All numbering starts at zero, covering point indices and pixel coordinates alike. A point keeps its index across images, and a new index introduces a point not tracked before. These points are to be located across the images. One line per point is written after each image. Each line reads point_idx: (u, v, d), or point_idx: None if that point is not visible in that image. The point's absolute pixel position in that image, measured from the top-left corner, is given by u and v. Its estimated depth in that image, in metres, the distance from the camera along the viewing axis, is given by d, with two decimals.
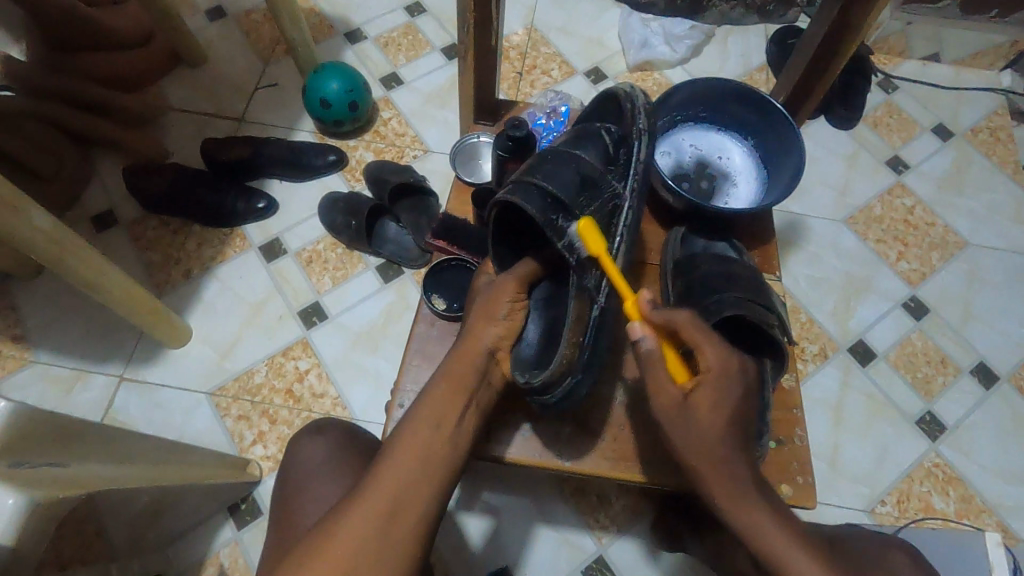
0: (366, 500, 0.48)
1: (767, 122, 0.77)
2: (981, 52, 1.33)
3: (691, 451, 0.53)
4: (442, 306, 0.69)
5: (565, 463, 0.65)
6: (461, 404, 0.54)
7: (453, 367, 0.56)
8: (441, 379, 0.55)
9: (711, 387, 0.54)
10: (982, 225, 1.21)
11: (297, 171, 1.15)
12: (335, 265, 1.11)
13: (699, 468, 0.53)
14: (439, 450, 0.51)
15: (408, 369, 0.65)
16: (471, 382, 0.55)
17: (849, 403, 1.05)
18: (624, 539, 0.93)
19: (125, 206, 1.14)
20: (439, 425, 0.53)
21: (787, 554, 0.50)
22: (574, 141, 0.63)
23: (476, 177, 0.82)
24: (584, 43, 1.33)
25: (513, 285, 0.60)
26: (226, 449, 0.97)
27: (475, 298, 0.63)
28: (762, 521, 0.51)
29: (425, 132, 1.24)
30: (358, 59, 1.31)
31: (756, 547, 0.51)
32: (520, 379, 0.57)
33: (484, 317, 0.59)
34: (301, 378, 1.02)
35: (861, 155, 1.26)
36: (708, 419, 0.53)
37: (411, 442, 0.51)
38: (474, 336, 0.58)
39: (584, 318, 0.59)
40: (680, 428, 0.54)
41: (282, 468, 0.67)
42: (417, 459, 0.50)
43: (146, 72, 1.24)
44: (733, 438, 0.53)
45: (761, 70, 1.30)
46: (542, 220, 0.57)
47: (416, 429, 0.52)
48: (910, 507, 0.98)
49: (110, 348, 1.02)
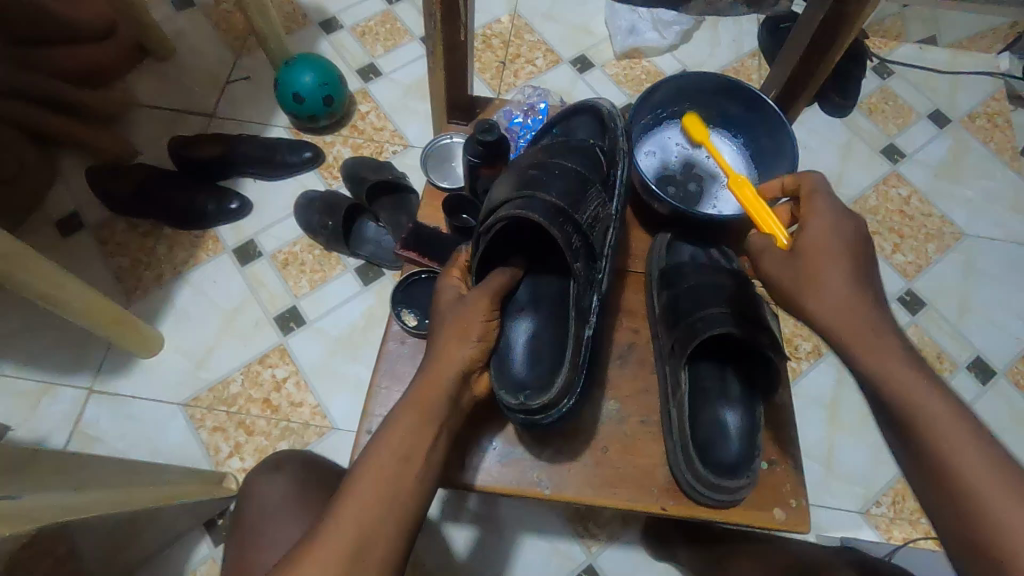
0: (323, 540, 0.42)
1: (757, 118, 0.73)
2: (980, 34, 1.29)
3: (824, 305, 0.51)
4: (413, 323, 0.63)
5: (544, 489, 0.53)
6: (432, 432, 0.48)
7: (422, 389, 0.50)
8: (410, 402, 0.49)
9: (819, 235, 0.53)
10: (979, 215, 1.18)
11: (271, 168, 1.10)
12: (312, 267, 1.07)
13: (841, 329, 0.51)
14: (407, 484, 0.46)
15: (375, 392, 0.60)
16: (440, 407, 0.49)
17: (845, 401, 1.02)
18: (615, 546, 0.90)
19: (91, 209, 1.09)
20: (409, 455, 0.47)
21: (918, 395, 0.47)
22: (556, 152, 0.60)
23: (449, 180, 0.78)
24: (571, 30, 1.28)
25: (488, 304, 0.54)
26: (201, 462, 0.93)
27: (443, 313, 0.55)
28: (892, 366, 0.48)
29: (404, 126, 1.19)
30: (333, 50, 1.26)
31: (884, 384, 0.48)
32: (512, 401, 0.51)
33: (458, 336, 0.53)
34: (279, 387, 0.98)
35: (856, 143, 1.23)
36: (816, 262, 0.53)
37: (376, 475, 0.46)
38: (444, 357, 0.51)
39: (579, 340, 0.55)
40: (806, 283, 0.53)
41: (244, 508, 0.63)
42: (383, 492, 0.45)
43: (111, 66, 1.18)
44: (856, 290, 0.51)
45: (753, 56, 1.26)
46: (562, 239, 0.53)
47: (381, 461, 0.46)
48: (905, 508, 0.96)
49: (78, 359, 0.98)
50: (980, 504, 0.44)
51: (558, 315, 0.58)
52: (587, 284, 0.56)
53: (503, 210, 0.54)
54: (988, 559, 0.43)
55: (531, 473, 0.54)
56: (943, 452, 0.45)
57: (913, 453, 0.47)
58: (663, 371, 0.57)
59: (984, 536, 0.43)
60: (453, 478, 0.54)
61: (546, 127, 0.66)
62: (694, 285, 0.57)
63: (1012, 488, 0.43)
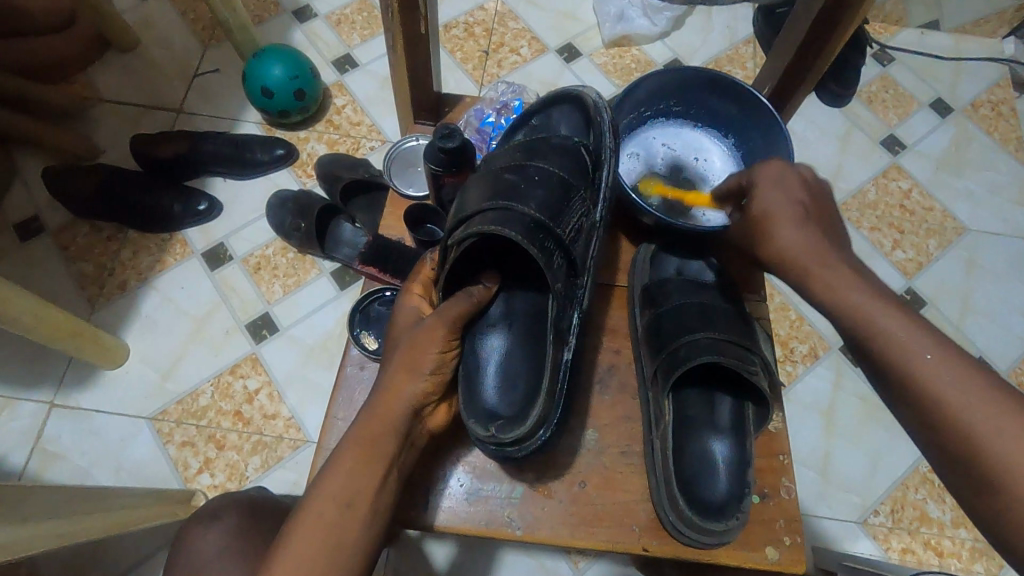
0: None
1: (749, 117, 0.67)
2: (984, 18, 1.23)
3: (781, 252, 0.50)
4: (372, 347, 0.60)
5: (515, 531, 0.49)
6: (380, 472, 0.43)
7: (366, 428, 0.44)
8: (353, 441, 0.44)
9: (766, 187, 0.53)
10: (982, 208, 1.13)
11: (240, 166, 1.05)
12: (285, 272, 1.02)
13: (801, 270, 0.49)
14: (352, 532, 0.41)
15: (331, 424, 0.55)
16: (389, 443, 0.44)
17: (841, 405, 0.98)
18: (602, 562, 0.86)
19: (51, 212, 1.03)
20: (353, 500, 0.42)
21: (881, 319, 0.44)
22: (536, 152, 0.55)
23: (413, 186, 0.74)
24: (557, 17, 1.22)
25: (441, 333, 0.48)
26: (170, 479, 0.89)
27: (397, 341, 0.50)
28: (859, 301, 0.45)
29: (382, 120, 1.13)
30: (307, 40, 1.19)
31: (846, 314, 0.45)
32: (482, 433, 0.45)
33: (408, 369, 0.46)
34: (250, 399, 0.94)
35: (854, 135, 1.17)
36: (773, 211, 0.51)
37: (316, 525, 0.41)
38: (391, 393, 0.45)
39: (557, 364, 0.49)
40: (761, 235, 0.51)
41: (180, 559, 0.56)
42: (322, 546, 0.40)
43: (70, 60, 1.11)
44: (812, 231, 0.50)
45: (748, 43, 1.20)
46: (541, 256, 0.48)
47: (322, 509, 0.41)
48: (904, 517, 0.92)
49: (38, 371, 0.93)
50: (960, 420, 0.39)
51: (531, 334, 0.53)
52: (567, 300, 0.50)
53: (473, 224, 0.48)
54: (981, 481, 0.38)
55: (501, 512, 0.50)
56: (912, 373, 0.42)
57: (883, 380, 0.44)
58: (645, 399, 0.52)
59: (971, 452, 0.39)
60: (414, 518, 0.49)
61: (523, 122, 0.60)
62: (678, 306, 0.53)
63: (993, 399, 0.39)
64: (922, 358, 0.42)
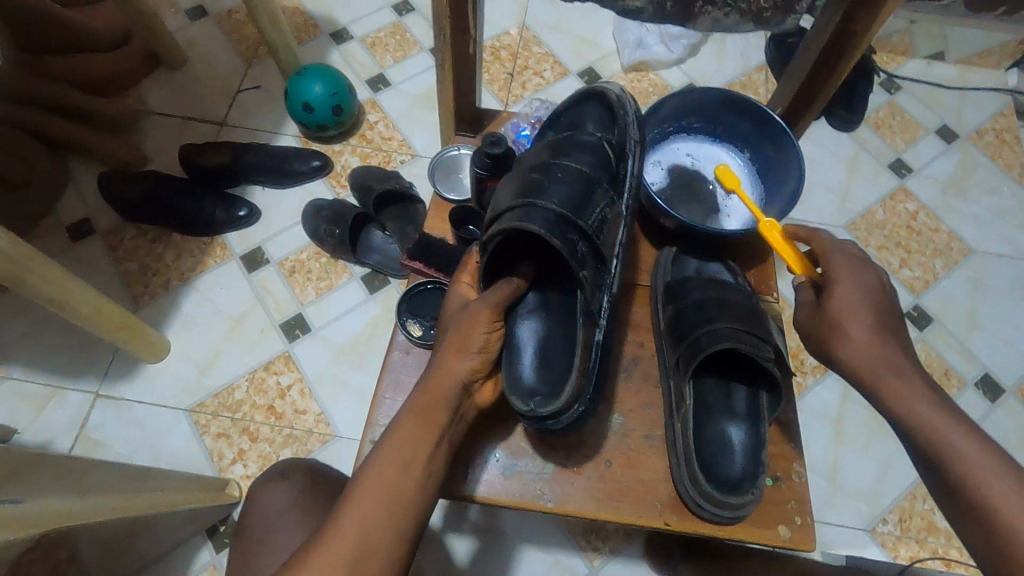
0: (325, 547, 0.42)
1: (763, 133, 0.73)
2: (986, 51, 1.30)
3: (848, 356, 0.56)
4: (418, 333, 0.63)
5: (546, 503, 0.53)
6: (431, 442, 0.47)
7: (421, 398, 0.49)
8: (410, 410, 0.49)
9: (845, 285, 0.58)
10: (987, 231, 1.17)
11: (280, 176, 1.11)
12: (318, 275, 1.07)
13: (873, 374, 0.55)
14: (405, 491, 0.45)
15: (379, 403, 0.59)
16: (439, 415, 0.49)
17: (850, 416, 1.01)
18: (617, 560, 0.89)
19: (101, 215, 1.10)
20: (410, 463, 0.46)
21: (941, 429, 0.50)
22: (562, 151, 0.60)
23: (458, 192, 0.78)
24: (578, 42, 1.29)
25: (487, 316, 0.53)
26: (205, 469, 0.94)
27: (444, 324, 0.55)
28: (926, 408, 0.51)
29: (412, 136, 1.20)
30: (343, 60, 1.27)
31: (916, 423, 0.51)
32: (521, 406, 0.50)
33: (458, 348, 0.51)
34: (283, 394, 0.98)
35: (862, 157, 1.23)
36: (849, 309, 0.57)
37: (376, 482, 0.45)
38: (444, 371, 0.50)
39: (588, 344, 0.54)
40: (831, 333, 0.57)
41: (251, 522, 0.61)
42: (382, 500, 0.44)
43: (124, 75, 1.20)
44: (883, 333, 0.55)
45: (760, 70, 1.26)
46: (565, 249, 0.53)
47: (382, 469, 0.46)
48: (911, 526, 0.95)
49: (85, 363, 0.98)
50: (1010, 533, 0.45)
51: (564, 320, 0.58)
52: (595, 286, 0.55)
53: (501, 222, 0.53)
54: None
55: (533, 486, 0.54)
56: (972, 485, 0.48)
57: (934, 475, 0.50)
58: (667, 386, 0.57)
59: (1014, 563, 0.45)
60: (454, 489, 0.54)
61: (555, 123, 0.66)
62: (700, 299, 0.57)
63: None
64: (988, 471, 0.47)
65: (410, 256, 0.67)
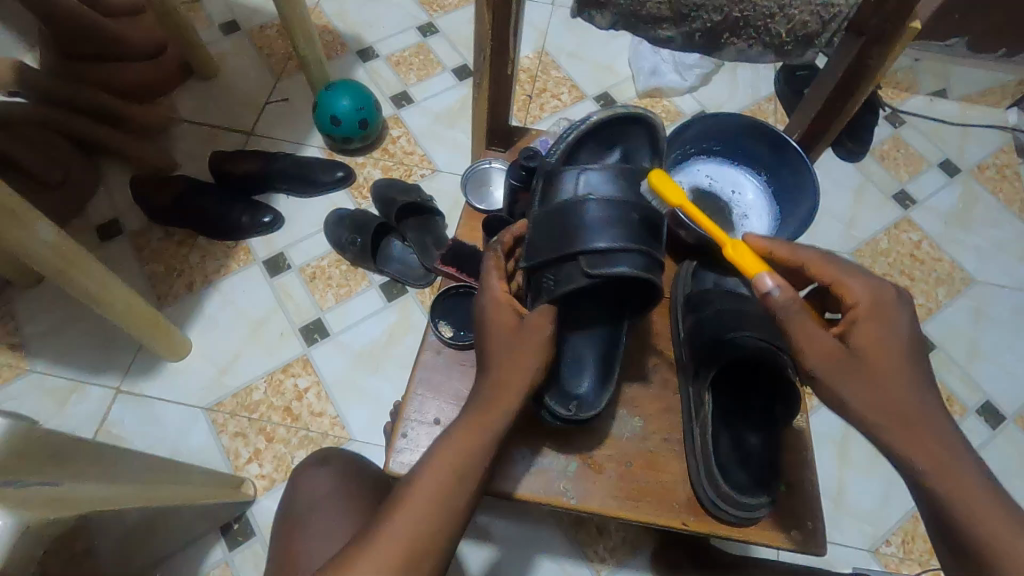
0: (379, 541, 0.45)
1: (779, 159, 0.77)
2: (987, 90, 1.35)
3: (873, 406, 0.49)
4: (449, 334, 0.67)
5: (570, 500, 0.56)
6: (482, 454, 0.50)
7: (480, 408, 0.52)
8: (469, 419, 0.51)
9: (869, 320, 0.52)
10: (989, 262, 1.21)
11: (305, 186, 1.15)
12: (338, 282, 1.10)
13: (902, 422, 0.49)
14: (454, 500, 0.47)
15: (412, 399, 0.63)
16: (491, 429, 0.51)
17: (854, 439, 1.03)
18: (624, 572, 0.91)
19: (130, 217, 1.13)
20: (468, 467, 0.49)
21: (973, 492, 0.46)
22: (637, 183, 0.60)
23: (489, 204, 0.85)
24: (595, 68, 1.34)
25: (541, 338, 0.55)
26: (221, 467, 0.95)
27: (496, 344, 0.56)
28: (964, 470, 0.47)
29: (433, 152, 1.24)
30: (369, 77, 1.32)
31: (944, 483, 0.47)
32: (564, 412, 0.56)
33: (514, 371, 0.53)
34: (300, 396, 1.01)
35: (867, 187, 1.27)
36: (879, 358, 0.50)
37: (434, 482, 0.48)
38: (504, 385, 0.53)
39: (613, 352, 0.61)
40: (857, 379, 0.50)
41: (289, 503, 0.63)
42: (436, 503, 0.47)
43: (158, 83, 1.24)
44: (913, 379, 0.50)
45: (769, 101, 1.31)
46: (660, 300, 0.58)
47: (440, 470, 0.48)
48: (914, 548, 0.96)
49: (108, 359, 1.01)
50: None
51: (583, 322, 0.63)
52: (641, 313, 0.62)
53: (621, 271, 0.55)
54: None
55: (557, 483, 0.57)
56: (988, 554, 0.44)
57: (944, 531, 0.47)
58: (686, 392, 0.60)
59: None
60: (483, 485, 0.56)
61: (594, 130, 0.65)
62: (719, 309, 0.61)
63: None
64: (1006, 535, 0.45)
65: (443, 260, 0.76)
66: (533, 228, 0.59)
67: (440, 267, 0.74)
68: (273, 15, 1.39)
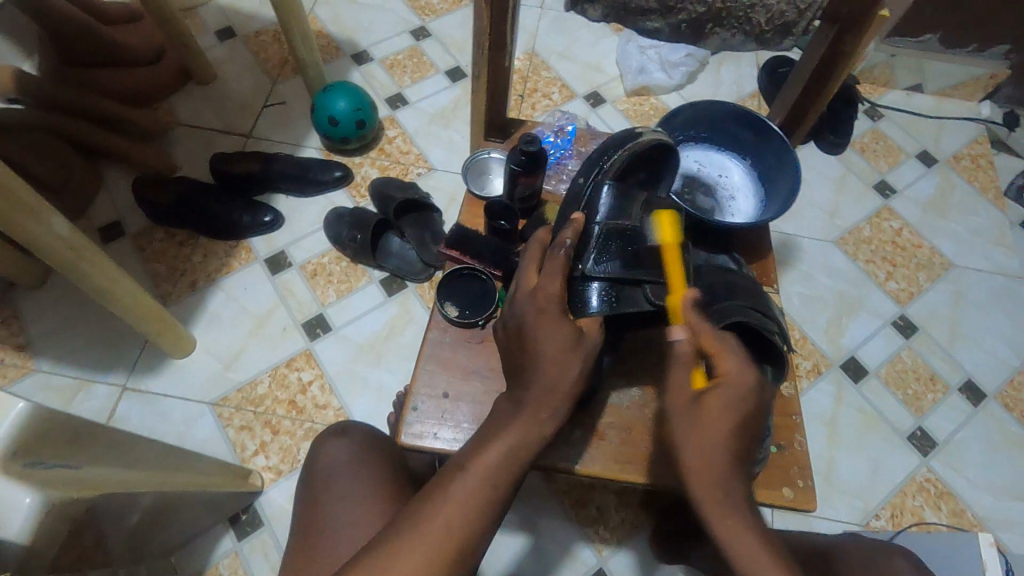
0: (426, 527, 0.46)
1: (762, 142, 0.82)
2: (959, 84, 1.40)
3: (693, 460, 0.50)
4: (455, 313, 0.73)
5: (574, 464, 0.66)
6: (514, 476, 0.50)
7: (532, 406, 0.52)
8: (518, 416, 0.52)
9: (727, 389, 0.51)
10: (967, 248, 1.26)
11: (304, 185, 1.17)
12: (339, 278, 1.12)
13: (706, 487, 0.49)
14: (487, 520, 0.48)
15: (420, 374, 0.69)
16: (526, 449, 0.51)
17: (843, 417, 1.07)
18: (625, 550, 0.93)
19: (132, 219, 1.15)
20: (513, 459, 0.50)
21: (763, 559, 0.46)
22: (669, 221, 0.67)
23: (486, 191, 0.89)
24: (584, 69, 1.38)
25: (581, 368, 0.54)
26: (228, 459, 0.97)
27: (546, 362, 0.54)
28: (744, 545, 0.47)
29: (429, 150, 1.27)
30: (364, 80, 1.35)
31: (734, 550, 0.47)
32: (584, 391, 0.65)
33: (555, 394, 0.53)
34: (304, 389, 1.03)
35: (849, 178, 1.31)
36: (718, 423, 0.50)
37: (477, 471, 0.49)
38: (557, 380, 0.53)
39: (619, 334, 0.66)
40: (689, 426, 0.51)
41: (309, 475, 0.66)
42: (484, 495, 0.48)
43: (157, 88, 1.26)
44: (733, 454, 0.50)
45: (753, 97, 1.36)
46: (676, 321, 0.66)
47: (485, 460, 0.49)
48: (902, 521, 1.00)
49: (114, 357, 1.02)
50: None
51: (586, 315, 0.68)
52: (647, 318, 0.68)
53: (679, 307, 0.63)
54: None
55: None
56: None
57: None
58: None
59: None
60: None
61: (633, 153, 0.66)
62: (711, 284, 0.67)
63: None
64: None
65: (447, 244, 0.77)
66: (605, 241, 0.63)
67: (444, 251, 0.76)
68: (268, 21, 1.42)
